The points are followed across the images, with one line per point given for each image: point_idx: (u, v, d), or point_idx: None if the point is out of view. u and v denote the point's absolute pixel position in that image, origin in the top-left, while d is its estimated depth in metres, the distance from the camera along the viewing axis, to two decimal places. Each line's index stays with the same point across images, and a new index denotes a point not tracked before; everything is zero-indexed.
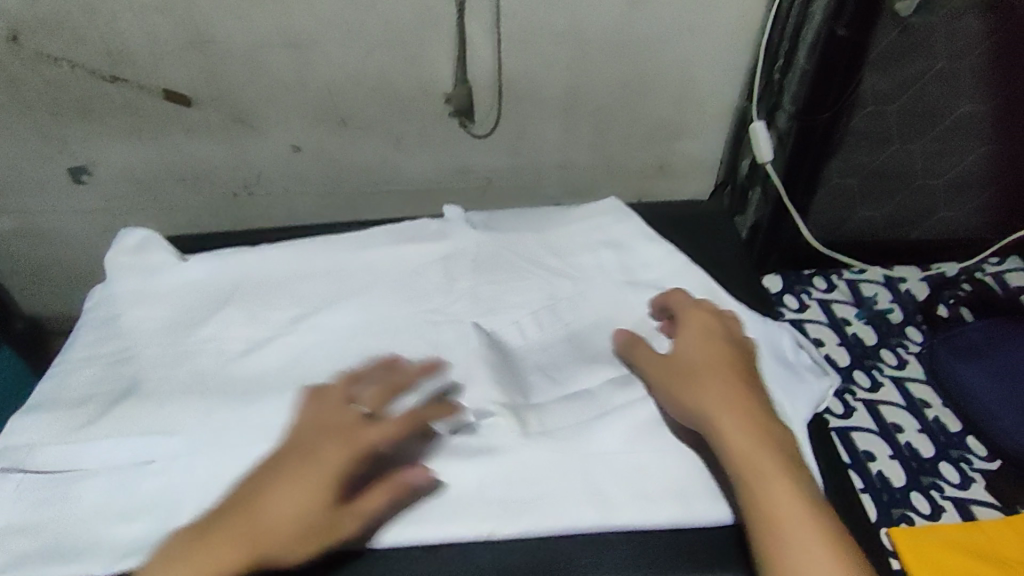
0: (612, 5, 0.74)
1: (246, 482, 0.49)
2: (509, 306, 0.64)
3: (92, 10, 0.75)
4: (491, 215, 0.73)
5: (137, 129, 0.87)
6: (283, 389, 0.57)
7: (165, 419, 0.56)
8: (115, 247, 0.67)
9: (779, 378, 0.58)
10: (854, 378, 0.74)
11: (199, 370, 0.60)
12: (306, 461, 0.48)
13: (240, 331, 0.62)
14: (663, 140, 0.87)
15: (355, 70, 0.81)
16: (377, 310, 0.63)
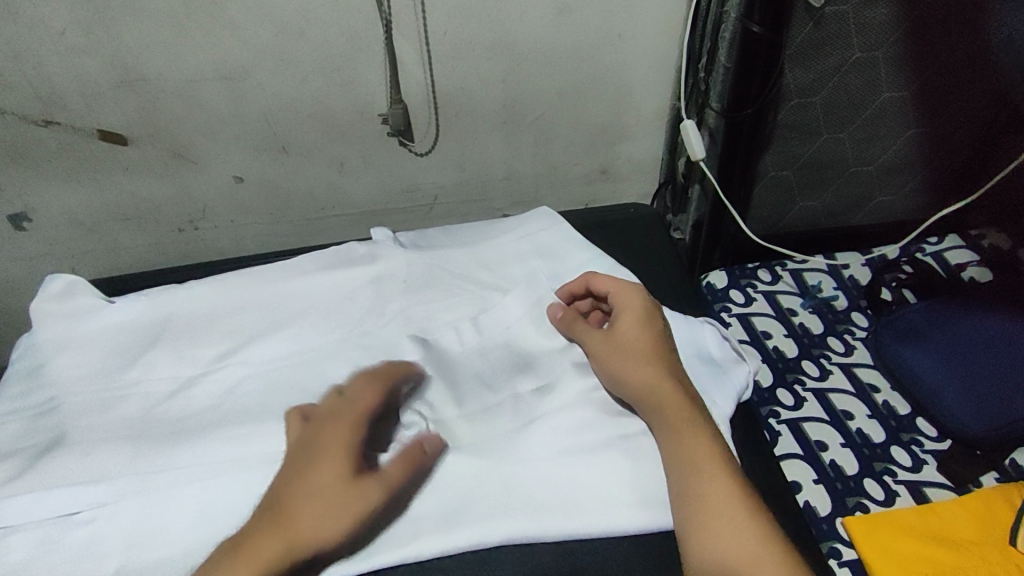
0: (540, 17, 0.75)
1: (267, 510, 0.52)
2: (451, 323, 0.64)
3: (16, 55, 0.74)
4: (432, 233, 0.73)
5: (74, 172, 0.85)
6: (216, 427, 0.58)
7: (95, 465, 0.55)
8: (39, 296, 0.65)
9: (702, 375, 0.60)
10: (803, 369, 0.74)
11: (126, 417, 0.59)
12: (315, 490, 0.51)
13: (169, 371, 0.62)
14: (605, 146, 0.87)
15: (291, 98, 0.80)
16: (317, 339, 0.63)
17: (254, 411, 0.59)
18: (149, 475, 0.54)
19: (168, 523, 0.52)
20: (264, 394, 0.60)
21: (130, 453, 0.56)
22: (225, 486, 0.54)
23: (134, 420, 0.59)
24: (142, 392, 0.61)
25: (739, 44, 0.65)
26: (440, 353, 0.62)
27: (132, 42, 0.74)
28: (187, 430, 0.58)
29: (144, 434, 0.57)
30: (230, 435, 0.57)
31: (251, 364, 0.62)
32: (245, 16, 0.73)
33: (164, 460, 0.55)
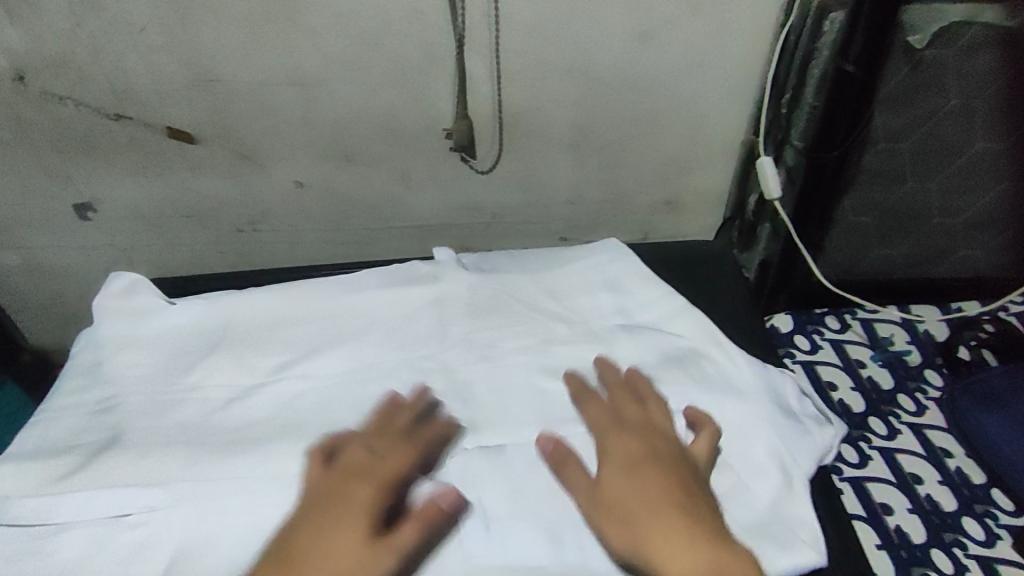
0: (618, 42, 0.73)
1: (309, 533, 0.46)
2: (507, 352, 0.62)
3: (97, 49, 0.76)
4: (488, 256, 0.73)
5: (141, 166, 0.87)
6: (271, 441, 0.56)
7: (155, 469, 0.55)
8: (103, 292, 0.66)
9: (784, 430, 0.57)
10: (870, 425, 0.71)
11: (183, 423, 0.58)
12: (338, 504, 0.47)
13: (226, 379, 0.61)
14: (671, 176, 0.86)
15: (360, 107, 0.80)
16: (368, 356, 0.62)
17: (308, 425, 0.57)
18: (206, 481, 0.54)
19: (220, 533, 0.52)
20: (322, 410, 0.59)
21: (184, 458, 0.55)
22: (273, 506, 0.52)
23: (191, 426, 0.58)
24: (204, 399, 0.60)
25: (830, 82, 0.68)
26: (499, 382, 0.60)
27: (209, 42, 0.75)
28: (241, 441, 0.57)
29: (204, 438, 0.57)
30: (280, 451, 0.55)
31: (308, 376, 0.61)
32: (322, 23, 0.73)
33: (215, 468, 0.55)
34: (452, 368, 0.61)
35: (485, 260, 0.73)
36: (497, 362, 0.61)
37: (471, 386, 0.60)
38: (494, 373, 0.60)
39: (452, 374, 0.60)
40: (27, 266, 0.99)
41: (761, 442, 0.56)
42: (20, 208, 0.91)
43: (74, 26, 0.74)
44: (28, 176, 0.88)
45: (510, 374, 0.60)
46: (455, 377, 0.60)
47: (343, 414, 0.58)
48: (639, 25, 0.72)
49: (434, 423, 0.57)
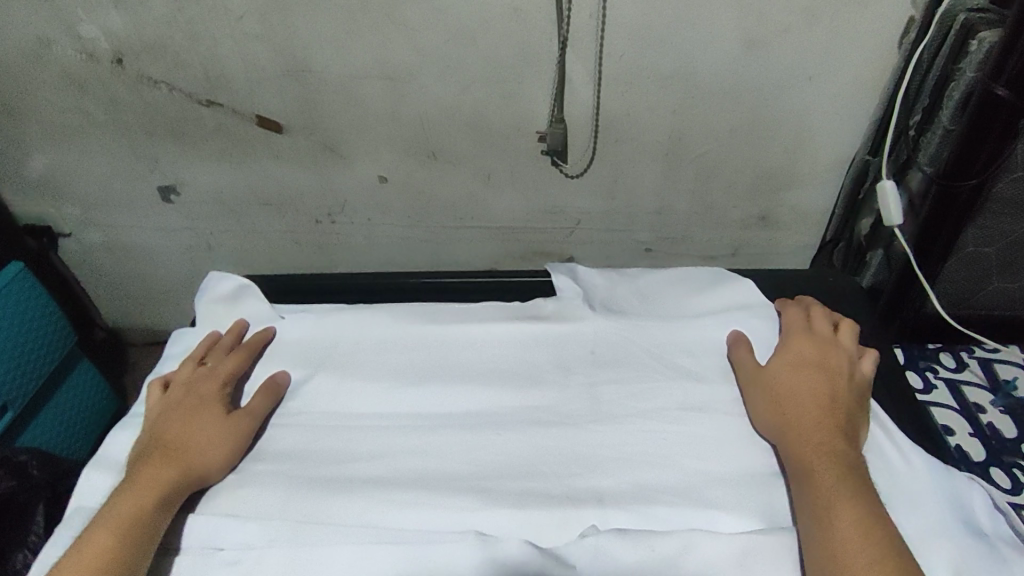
0: (728, 50, 0.70)
1: (207, 438, 0.58)
2: (637, 416, 0.60)
3: (194, 36, 0.75)
4: (604, 278, 0.74)
5: (227, 154, 0.87)
6: (381, 486, 0.57)
7: (254, 503, 0.56)
8: (212, 296, 0.74)
9: (973, 551, 0.51)
10: (992, 479, 0.68)
11: (296, 460, 0.59)
12: (202, 417, 0.59)
13: (334, 404, 0.64)
14: (769, 191, 0.82)
15: (450, 105, 0.78)
16: (489, 402, 0.63)
17: (431, 476, 0.57)
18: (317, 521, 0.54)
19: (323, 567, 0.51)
20: (436, 453, 0.59)
21: (304, 486, 0.57)
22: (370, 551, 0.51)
23: (296, 454, 0.60)
24: (322, 445, 0.60)
25: (976, 104, 0.62)
26: (618, 439, 0.59)
27: (306, 33, 0.74)
28: (355, 484, 0.57)
29: (317, 464, 0.59)
30: (403, 504, 0.55)
31: (433, 424, 0.61)
32: (420, 17, 0.71)
33: (329, 509, 0.55)
34: (577, 424, 0.60)
35: (612, 298, 0.72)
36: (627, 420, 0.60)
37: (578, 436, 0.59)
38: (613, 437, 0.59)
39: (575, 430, 0.60)
40: (108, 245, 1.00)
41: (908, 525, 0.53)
42: (106, 188, 0.93)
43: (174, 12, 0.73)
44: (117, 158, 0.89)
45: (639, 435, 0.59)
46: (579, 436, 0.59)
47: (459, 465, 0.58)
48: (753, 33, 0.68)
49: (555, 490, 0.56)
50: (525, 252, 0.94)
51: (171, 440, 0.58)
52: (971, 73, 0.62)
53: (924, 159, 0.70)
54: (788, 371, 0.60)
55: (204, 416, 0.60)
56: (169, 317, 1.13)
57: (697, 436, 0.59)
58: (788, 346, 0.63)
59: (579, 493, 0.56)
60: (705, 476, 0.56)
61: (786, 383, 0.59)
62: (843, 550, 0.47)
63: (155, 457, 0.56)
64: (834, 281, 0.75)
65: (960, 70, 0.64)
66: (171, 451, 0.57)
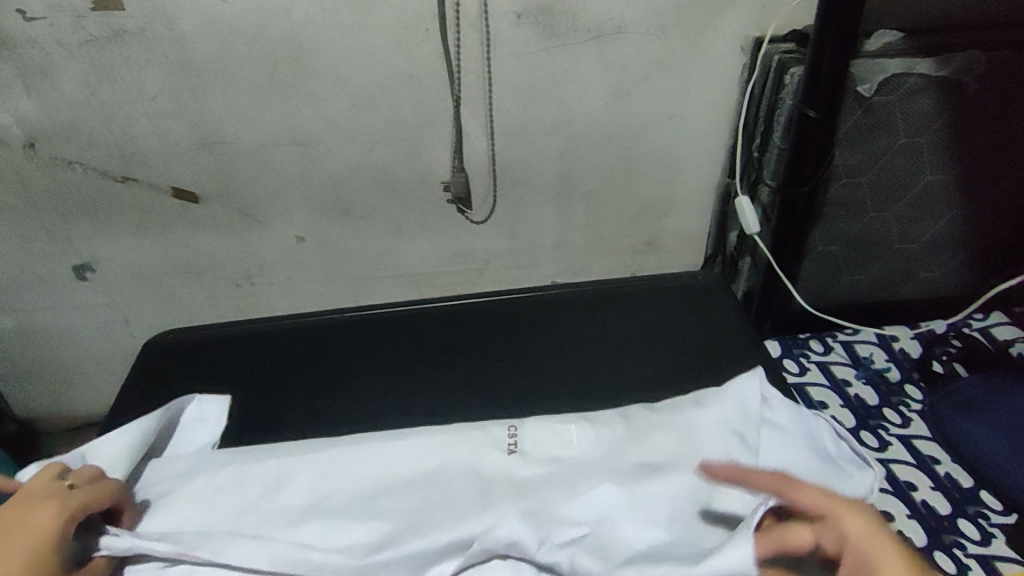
0: (598, 99, 0.81)
1: (30, 545, 0.44)
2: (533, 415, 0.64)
3: (108, 116, 0.80)
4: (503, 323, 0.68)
5: (145, 226, 0.89)
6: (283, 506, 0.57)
7: None
8: None
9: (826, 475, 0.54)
10: (861, 439, 0.77)
11: (191, 496, 0.54)
12: (32, 522, 0.46)
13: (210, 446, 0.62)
14: (654, 218, 0.92)
15: (359, 163, 0.85)
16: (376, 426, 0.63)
17: (350, 492, 0.55)
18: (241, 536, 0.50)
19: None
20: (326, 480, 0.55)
21: (228, 515, 0.53)
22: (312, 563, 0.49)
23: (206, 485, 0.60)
24: (220, 483, 0.56)
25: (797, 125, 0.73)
26: (523, 447, 0.58)
27: (218, 108, 0.80)
28: (276, 505, 0.54)
29: (227, 494, 0.55)
30: (329, 528, 0.52)
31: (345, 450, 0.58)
32: (324, 87, 0.78)
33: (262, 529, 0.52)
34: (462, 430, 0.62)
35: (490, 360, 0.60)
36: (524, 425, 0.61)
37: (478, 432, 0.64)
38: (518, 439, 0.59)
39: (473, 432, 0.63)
40: (18, 330, 0.99)
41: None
42: (17, 271, 0.92)
43: (87, 94, 0.78)
44: (28, 239, 0.90)
45: (543, 440, 0.58)
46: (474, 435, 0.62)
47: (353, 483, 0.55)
48: (617, 83, 0.80)
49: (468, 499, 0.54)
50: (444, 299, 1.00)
51: None
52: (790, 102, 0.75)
53: (769, 175, 0.81)
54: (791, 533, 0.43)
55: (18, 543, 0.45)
56: (85, 403, 1.10)
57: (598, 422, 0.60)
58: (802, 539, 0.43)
59: (499, 486, 0.55)
60: (635, 452, 0.56)
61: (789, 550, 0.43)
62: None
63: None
64: (703, 277, 0.85)
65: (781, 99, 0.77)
66: None
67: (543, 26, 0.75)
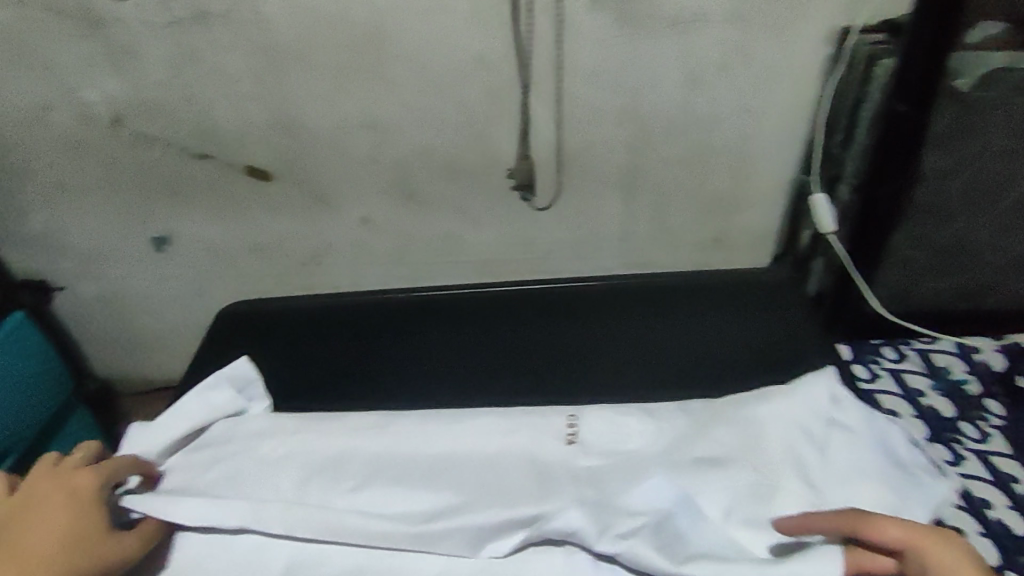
0: (671, 89, 0.80)
1: (75, 514, 0.54)
2: (611, 410, 0.64)
3: (190, 96, 0.83)
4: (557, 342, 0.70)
5: (219, 203, 0.93)
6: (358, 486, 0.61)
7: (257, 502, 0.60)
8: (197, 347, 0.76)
9: (896, 483, 0.56)
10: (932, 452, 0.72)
11: (273, 470, 0.62)
12: (67, 496, 0.55)
13: (285, 421, 0.66)
14: (722, 214, 0.90)
15: (427, 147, 0.86)
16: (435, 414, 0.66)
17: (408, 468, 0.62)
18: (311, 512, 0.58)
19: (325, 560, 0.57)
20: (392, 467, 0.62)
21: (296, 486, 0.61)
22: (371, 538, 0.57)
23: (281, 453, 0.63)
24: (289, 450, 0.63)
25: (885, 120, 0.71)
26: (583, 439, 0.63)
27: (293, 90, 0.82)
28: (338, 480, 0.61)
29: (295, 467, 0.62)
30: (394, 492, 0.60)
31: (398, 430, 0.64)
32: (396, 71, 0.79)
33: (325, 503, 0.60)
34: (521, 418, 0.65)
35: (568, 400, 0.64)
36: (587, 416, 0.64)
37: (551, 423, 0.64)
38: (578, 429, 0.63)
39: (543, 420, 0.64)
40: (100, 297, 1.04)
41: (867, 497, 0.56)
42: (101, 242, 0.98)
43: (172, 74, 0.81)
44: (112, 211, 0.94)
45: (604, 431, 0.63)
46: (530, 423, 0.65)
47: (417, 468, 0.62)
48: (691, 73, 0.78)
49: (523, 486, 0.60)
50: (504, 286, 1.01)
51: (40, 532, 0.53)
52: (876, 95, 0.75)
53: (851, 171, 0.80)
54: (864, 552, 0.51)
55: (69, 515, 0.54)
56: (158, 369, 1.16)
57: (657, 417, 0.64)
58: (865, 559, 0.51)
59: (557, 473, 0.61)
60: (694, 446, 0.60)
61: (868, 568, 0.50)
62: None
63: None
64: (772, 274, 0.88)
65: (869, 92, 0.75)
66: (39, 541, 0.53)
67: (618, 12, 0.74)
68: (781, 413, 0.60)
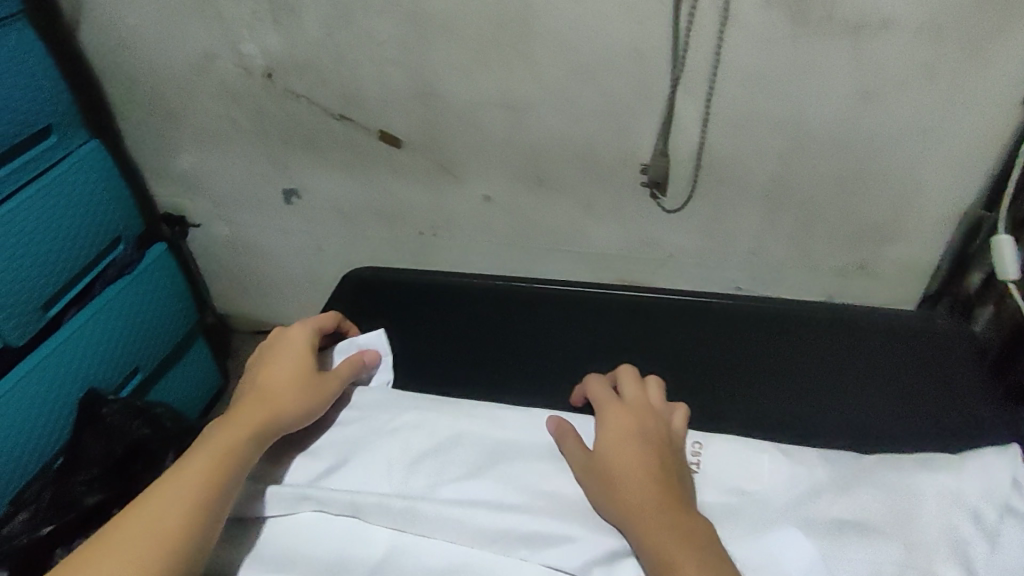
0: (839, 101, 0.73)
1: (287, 366, 0.63)
2: (740, 446, 0.59)
3: (338, 57, 0.84)
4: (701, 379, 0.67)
5: (351, 165, 0.95)
6: (462, 477, 0.59)
7: (361, 475, 0.60)
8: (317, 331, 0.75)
9: None
10: None
11: (382, 446, 0.62)
12: (285, 353, 0.65)
13: (399, 399, 0.65)
14: (872, 242, 0.84)
15: (562, 134, 0.83)
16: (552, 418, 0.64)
17: (519, 469, 0.59)
18: (414, 503, 0.56)
19: (426, 552, 0.55)
20: (503, 463, 0.60)
21: (403, 469, 0.60)
22: (477, 542, 0.54)
23: (394, 429, 0.63)
24: (401, 428, 0.63)
25: None
26: (707, 470, 0.58)
27: (438, 61, 0.81)
28: (445, 467, 0.60)
29: (402, 447, 0.62)
30: (497, 492, 0.58)
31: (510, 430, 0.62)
32: (544, 52, 0.77)
33: (428, 492, 0.58)
34: None
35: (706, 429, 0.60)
36: (711, 444, 0.60)
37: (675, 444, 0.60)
38: (703, 458, 0.59)
39: None
40: (231, 239, 1.11)
41: None
42: (239, 188, 1.03)
43: (325, 35, 0.82)
44: (252, 161, 0.99)
45: (729, 467, 0.58)
46: None
47: (526, 471, 0.59)
48: (867, 85, 0.71)
49: None
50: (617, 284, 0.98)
51: (265, 383, 0.62)
52: None
53: None
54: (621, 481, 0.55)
55: (297, 363, 0.64)
56: (272, 312, 1.22)
57: (796, 460, 0.58)
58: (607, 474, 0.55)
59: None
60: (837, 505, 0.54)
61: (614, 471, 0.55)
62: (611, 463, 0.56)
63: (251, 406, 0.59)
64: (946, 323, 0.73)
65: None
66: (265, 390, 0.61)
67: (796, 10, 0.67)
68: (948, 484, 0.54)
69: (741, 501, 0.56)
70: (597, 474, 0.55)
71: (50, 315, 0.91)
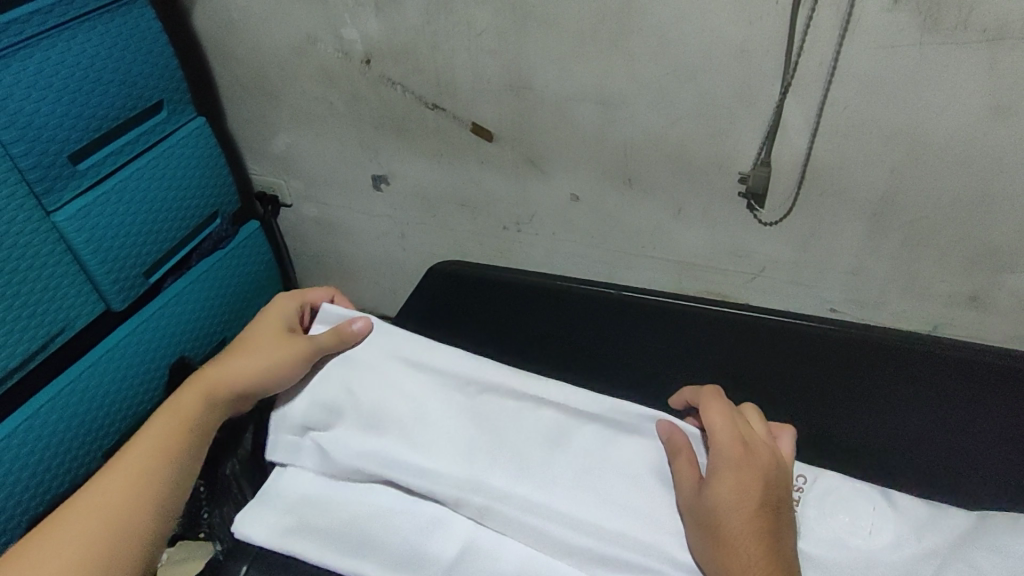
0: (969, 115, 0.67)
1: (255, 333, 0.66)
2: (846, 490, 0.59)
3: (435, 46, 0.84)
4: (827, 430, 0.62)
5: (439, 153, 0.95)
6: (538, 473, 0.60)
7: (447, 465, 0.61)
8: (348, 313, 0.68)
9: None
10: None
11: (471, 441, 0.62)
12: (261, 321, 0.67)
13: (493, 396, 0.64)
14: (990, 271, 0.77)
15: (657, 135, 0.81)
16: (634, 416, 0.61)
17: (591, 466, 0.60)
18: (494, 502, 0.59)
19: (502, 547, 0.58)
20: (578, 462, 0.60)
21: (485, 455, 0.61)
22: (549, 550, 0.57)
23: (482, 422, 0.63)
24: (489, 421, 0.63)
25: None
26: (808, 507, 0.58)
27: (534, 54, 0.80)
28: (524, 461, 0.61)
29: (486, 439, 0.62)
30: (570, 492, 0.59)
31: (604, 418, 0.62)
32: (645, 50, 0.74)
33: (507, 483, 0.60)
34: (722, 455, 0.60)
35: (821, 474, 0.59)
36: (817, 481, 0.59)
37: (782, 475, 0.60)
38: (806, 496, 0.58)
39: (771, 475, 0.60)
40: (318, 219, 1.14)
41: None
42: (330, 171, 1.06)
43: (424, 23, 0.83)
44: (343, 144, 1.01)
45: (832, 510, 0.58)
46: None
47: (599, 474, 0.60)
48: (1003, 99, 0.65)
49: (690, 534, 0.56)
50: (700, 292, 0.95)
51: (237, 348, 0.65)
52: None
53: None
54: (724, 518, 0.51)
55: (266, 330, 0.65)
56: (351, 291, 1.26)
57: (902, 518, 0.58)
58: (723, 505, 0.52)
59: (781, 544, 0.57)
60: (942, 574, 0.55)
61: (727, 504, 0.52)
62: (728, 496, 0.52)
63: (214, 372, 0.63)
64: None
65: None
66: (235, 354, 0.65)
67: (928, 15, 0.62)
68: None
69: (837, 548, 0.56)
70: (705, 532, 0.52)
71: (151, 282, 0.97)
